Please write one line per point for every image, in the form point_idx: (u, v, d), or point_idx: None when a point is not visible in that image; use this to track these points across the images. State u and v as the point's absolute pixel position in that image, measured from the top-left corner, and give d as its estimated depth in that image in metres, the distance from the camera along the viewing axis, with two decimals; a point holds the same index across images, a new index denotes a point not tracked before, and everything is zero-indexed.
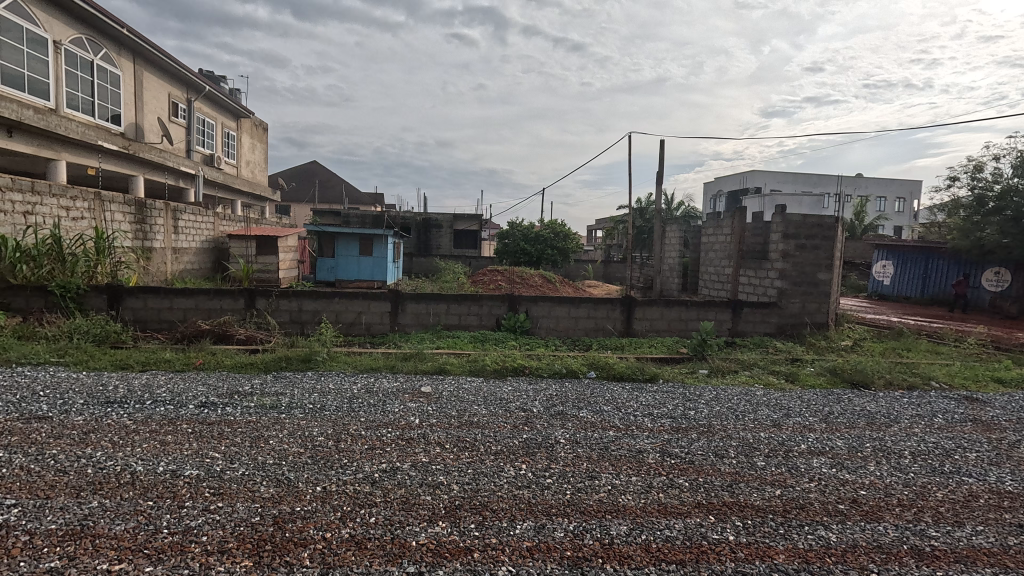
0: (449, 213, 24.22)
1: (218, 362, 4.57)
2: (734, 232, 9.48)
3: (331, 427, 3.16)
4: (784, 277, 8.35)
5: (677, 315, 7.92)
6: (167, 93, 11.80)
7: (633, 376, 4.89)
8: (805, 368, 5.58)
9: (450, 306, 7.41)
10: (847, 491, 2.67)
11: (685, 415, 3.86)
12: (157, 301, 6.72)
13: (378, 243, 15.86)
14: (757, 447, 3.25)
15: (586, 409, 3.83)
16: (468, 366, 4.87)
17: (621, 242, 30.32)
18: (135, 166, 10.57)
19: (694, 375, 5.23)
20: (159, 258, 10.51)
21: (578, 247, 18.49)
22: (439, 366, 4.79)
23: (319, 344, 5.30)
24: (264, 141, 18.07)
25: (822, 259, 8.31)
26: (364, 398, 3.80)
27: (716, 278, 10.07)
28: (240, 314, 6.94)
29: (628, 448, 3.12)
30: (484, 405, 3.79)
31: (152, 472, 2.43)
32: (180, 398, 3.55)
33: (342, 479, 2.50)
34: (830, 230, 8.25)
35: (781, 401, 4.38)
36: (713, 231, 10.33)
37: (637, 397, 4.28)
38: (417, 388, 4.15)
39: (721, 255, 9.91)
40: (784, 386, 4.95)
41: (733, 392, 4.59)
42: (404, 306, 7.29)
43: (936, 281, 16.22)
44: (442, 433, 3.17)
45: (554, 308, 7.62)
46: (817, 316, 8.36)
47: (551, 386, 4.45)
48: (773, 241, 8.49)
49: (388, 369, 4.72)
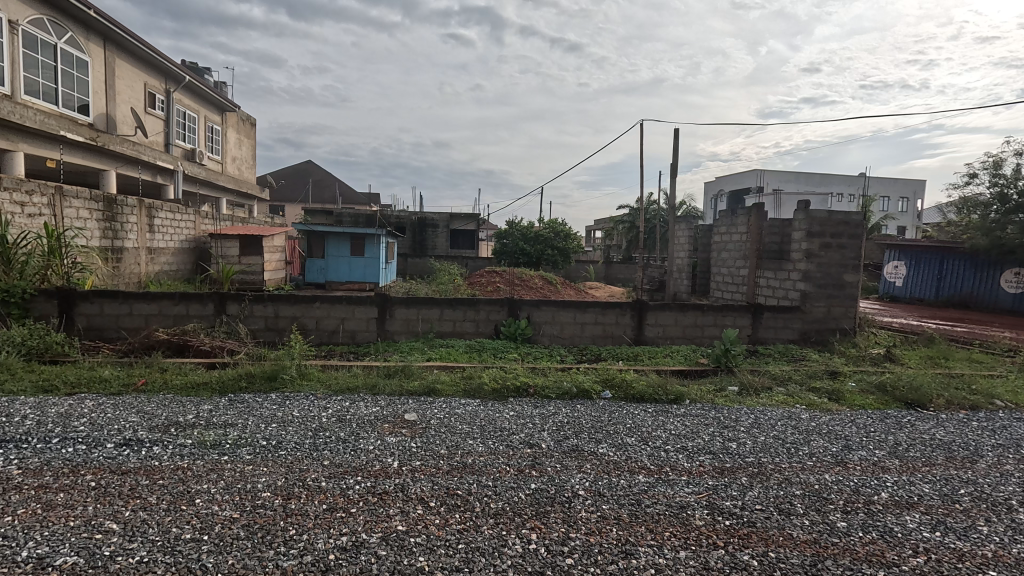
0: (445, 212, 23.54)
1: (165, 383, 3.85)
2: (751, 230, 8.87)
3: (282, 477, 2.44)
4: (807, 279, 7.66)
5: (692, 321, 7.24)
6: (143, 83, 11.05)
7: (656, 397, 4.19)
8: (848, 384, 4.89)
9: (443, 311, 6.70)
10: (971, 573, 1.97)
11: (726, 450, 3.16)
12: (115, 306, 6.00)
13: (371, 243, 15.19)
14: (828, 498, 2.57)
15: (606, 443, 3.12)
16: (461, 386, 4.14)
17: (621, 242, 29.70)
18: (105, 159, 9.82)
19: (723, 394, 4.52)
20: (130, 259, 9.76)
21: (579, 248, 17.81)
22: (428, 385, 4.07)
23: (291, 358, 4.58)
24: (251, 137, 17.32)
25: (849, 259, 7.65)
26: (333, 431, 3.08)
27: (731, 281, 9.40)
28: (208, 321, 6.22)
29: (666, 502, 2.42)
30: (481, 439, 3.07)
31: (8, 562, 1.71)
32: (98, 434, 2.83)
33: (281, 566, 1.78)
34: (857, 228, 7.61)
35: (834, 429, 3.67)
36: (727, 230, 9.66)
37: (664, 424, 3.57)
38: (400, 415, 3.43)
39: (737, 255, 9.25)
40: (830, 406, 4.25)
41: (774, 416, 3.90)
42: (392, 312, 6.59)
43: (951, 281, 15.52)
44: (427, 483, 2.46)
45: (558, 314, 6.92)
46: (843, 322, 7.69)
47: (561, 410, 3.74)
48: (796, 240, 7.80)
49: (368, 390, 4.01)
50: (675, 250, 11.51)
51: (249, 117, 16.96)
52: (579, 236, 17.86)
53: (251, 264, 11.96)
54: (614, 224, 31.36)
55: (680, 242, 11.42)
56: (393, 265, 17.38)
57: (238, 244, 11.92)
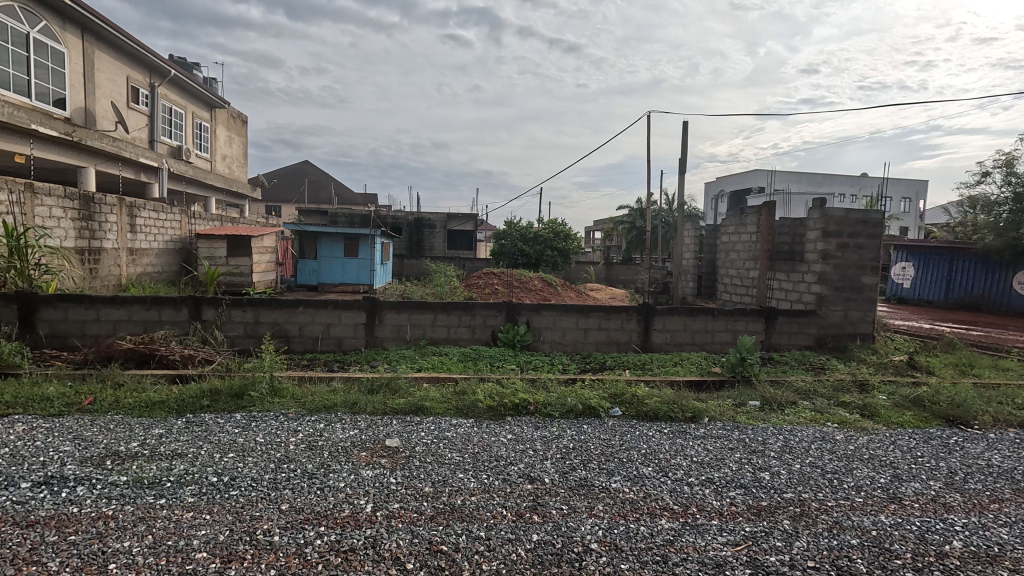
0: (442, 212, 23.10)
1: (116, 402, 3.40)
2: (762, 230, 8.44)
3: (227, 529, 1.98)
4: (823, 281, 7.23)
5: (702, 326, 6.83)
6: (125, 76, 10.59)
7: (672, 415, 3.74)
8: (880, 397, 4.45)
9: (437, 316, 6.25)
10: None
11: (760, 483, 2.71)
12: (81, 312, 5.54)
13: (365, 244, 14.73)
14: (893, 551, 2.11)
15: (620, 477, 2.67)
16: (453, 404, 3.68)
17: (621, 243, 29.31)
18: (83, 156, 9.35)
19: (744, 408, 4.08)
20: (109, 261, 9.30)
21: (579, 248, 17.38)
22: (415, 402, 3.61)
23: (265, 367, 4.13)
24: (243, 135, 16.86)
25: (867, 260, 7.23)
26: (299, 462, 2.62)
27: (741, 283, 8.98)
28: (182, 327, 5.76)
29: (699, 559, 1.97)
30: (473, 473, 2.62)
31: None
32: (15, 470, 2.36)
33: None
34: (875, 228, 7.19)
35: (877, 454, 3.23)
36: (736, 230, 9.23)
37: (684, 450, 3.12)
38: (381, 441, 2.97)
39: (747, 256, 8.83)
40: (866, 424, 3.81)
41: (804, 437, 3.47)
42: (382, 317, 6.14)
43: (961, 283, 15.12)
44: (406, 536, 2.00)
45: (560, 319, 6.48)
46: (862, 327, 7.27)
47: (565, 433, 3.29)
48: (811, 240, 7.37)
49: (347, 409, 3.54)
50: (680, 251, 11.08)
51: (240, 114, 16.51)
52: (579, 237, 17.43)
53: (239, 266, 11.51)
54: (614, 224, 30.97)
55: (685, 242, 10.98)
56: (387, 267, 16.91)
57: (225, 245, 11.46)
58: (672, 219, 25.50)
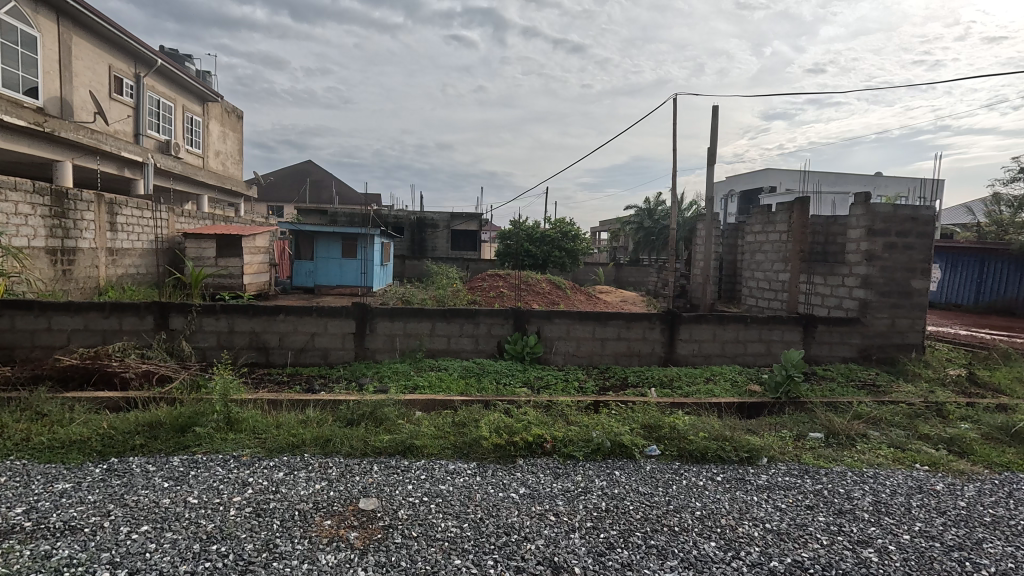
0: (445, 212, 22.44)
1: (25, 443, 2.69)
2: (795, 230, 7.69)
3: None
4: (867, 285, 6.47)
5: (733, 336, 6.12)
6: (107, 65, 9.94)
7: (722, 456, 3.00)
8: (964, 427, 3.70)
9: (436, 325, 5.53)
10: None
11: (868, 571, 1.97)
12: (28, 320, 4.85)
13: (364, 244, 14.06)
14: None
15: (676, 563, 1.93)
16: (451, 442, 2.96)
17: (629, 243, 28.54)
18: (58, 148, 8.69)
19: (806, 442, 3.35)
20: (86, 261, 8.65)
21: (587, 249, 16.65)
22: (404, 439, 2.89)
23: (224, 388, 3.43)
24: (238, 131, 16.21)
25: (917, 261, 6.46)
26: (235, 543, 1.90)
27: (770, 286, 8.23)
28: (146, 337, 5.07)
29: None
30: (474, 559, 1.89)
31: None
32: None
33: None
34: (926, 226, 6.42)
35: (1003, 516, 2.46)
36: (763, 229, 8.48)
37: (749, 512, 2.38)
38: (352, 503, 2.24)
39: (777, 258, 8.08)
40: (965, 467, 3.06)
41: (896, 489, 2.72)
42: (373, 326, 5.44)
43: (993, 286, 14.27)
44: None
45: (574, 328, 5.75)
46: (910, 337, 6.50)
47: (594, 486, 2.55)
48: (853, 239, 6.61)
49: (318, 449, 2.83)
50: (699, 252, 10.34)
51: (235, 109, 15.88)
52: (588, 237, 16.69)
53: (228, 267, 10.87)
54: (621, 225, 30.22)
55: (704, 243, 10.22)
56: (388, 268, 16.23)
57: (214, 245, 10.81)
58: (682, 220, 24.76)
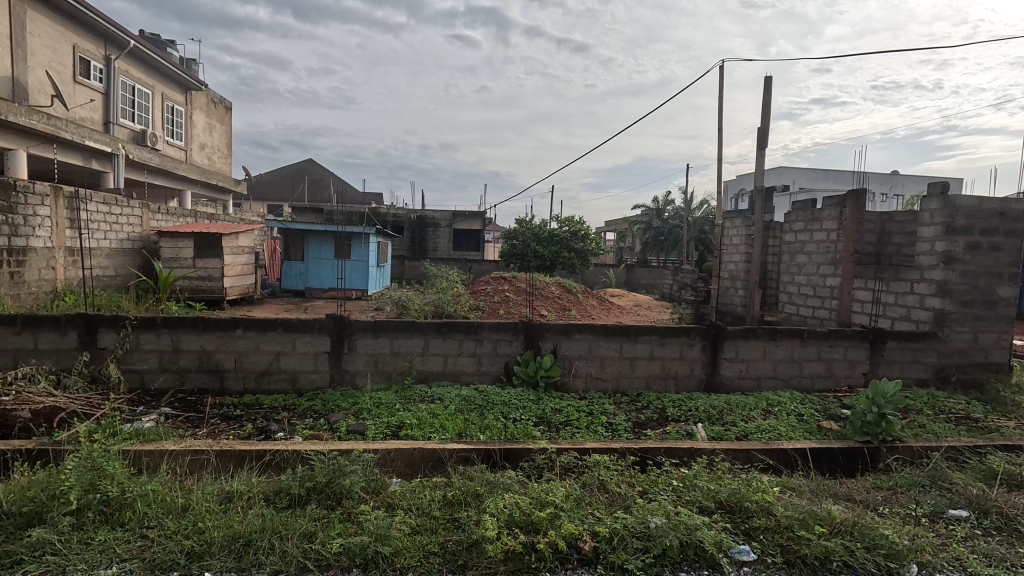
0: (447, 210, 21.46)
1: None
2: (848, 230, 6.67)
3: None
4: (945, 293, 5.43)
5: (787, 355, 5.10)
6: (71, 44, 8.98)
7: (852, 567, 1.97)
8: None
9: (429, 342, 4.52)
10: None
11: None
12: None
13: (357, 245, 13.09)
14: None
15: None
16: (438, 547, 1.93)
17: (637, 243, 27.54)
18: (10, 135, 7.73)
19: (956, 531, 2.30)
20: (40, 262, 7.69)
21: (598, 249, 15.64)
22: (366, 543, 1.87)
23: (106, 445, 2.42)
24: (226, 123, 15.24)
25: (1004, 265, 5.40)
26: None
27: (815, 293, 7.21)
28: (68, 359, 4.08)
29: None
30: None
31: None
32: None
33: None
34: (1016, 222, 5.38)
35: None
36: (805, 227, 7.45)
37: None
38: None
39: (824, 261, 7.05)
40: None
41: None
42: (352, 343, 4.44)
43: None
44: None
45: (597, 345, 4.76)
46: (996, 355, 5.45)
47: None
48: (927, 238, 5.58)
49: (229, 561, 1.81)
50: (726, 253, 9.27)
51: (222, 100, 14.90)
52: (598, 237, 15.67)
53: (206, 269, 9.91)
54: (628, 226, 29.23)
55: (733, 243, 9.16)
56: (385, 269, 15.24)
57: (191, 245, 9.84)
58: (692, 220, 23.70)
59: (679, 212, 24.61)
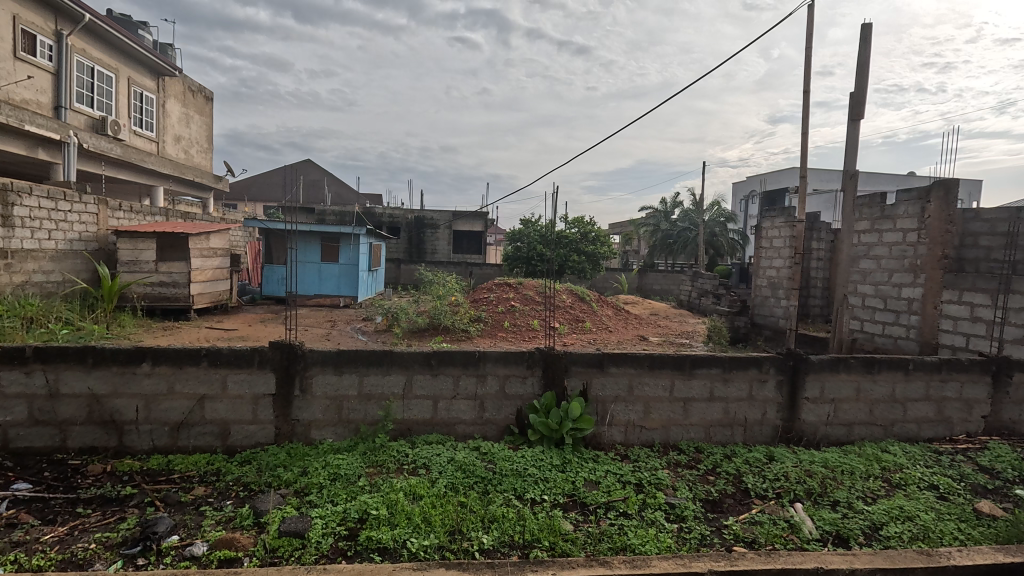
0: (447, 211, 20.21)
1: None
2: (933, 230, 5.45)
3: None
4: None
5: (886, 394, 3.87)
6: (10, 15, 7.78)
7: None
8: None
9: (411, 380, 3.29)
10: None
11: None
12: None
13: (345, 246, 11.84)
14: None
15: None
16: None
17: (645, 246, 26.20)
18: None
19: None
20: None
21: (610, 253, 14.39)
22: None
23: None
24: (205, 113, 14.02)
25: None
26: None
27: (885, 306, 5.97)
28: None
29: None
30: None
31: None
32: None
33: None
34: None
35: None
36: (871, 227, 6.21)
37: None
38: None
39: (898, 268, 5.83)
40: None
41: None
42: (306, 382, 3.22)
43: None
44: None
45: (638, 382, 3.53)
46: None
47: None
48: None
49: None
50: (764, 258, 8.00)
51: (200, 89, 13.68)
52: (610, 240, 14.44)
53: (171, 273, 8.73)
54: (635, 229, 27.97)
55: (773, 245, 7.85)
56: (378, 274, 14.02)
57: (152, 246, 8.60)
58: (705, 221, 22.42)
59: (690, 214, 23.38)
